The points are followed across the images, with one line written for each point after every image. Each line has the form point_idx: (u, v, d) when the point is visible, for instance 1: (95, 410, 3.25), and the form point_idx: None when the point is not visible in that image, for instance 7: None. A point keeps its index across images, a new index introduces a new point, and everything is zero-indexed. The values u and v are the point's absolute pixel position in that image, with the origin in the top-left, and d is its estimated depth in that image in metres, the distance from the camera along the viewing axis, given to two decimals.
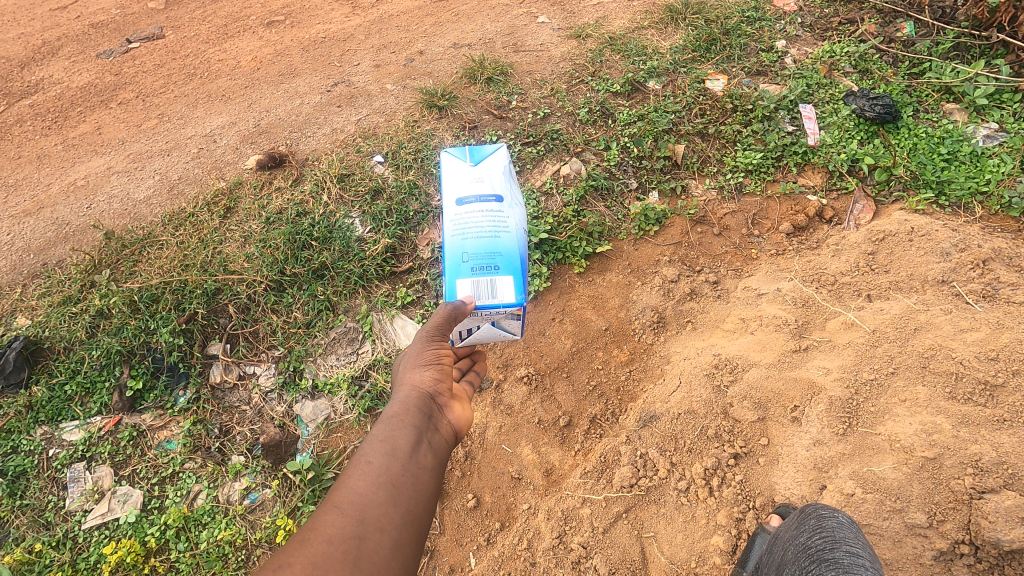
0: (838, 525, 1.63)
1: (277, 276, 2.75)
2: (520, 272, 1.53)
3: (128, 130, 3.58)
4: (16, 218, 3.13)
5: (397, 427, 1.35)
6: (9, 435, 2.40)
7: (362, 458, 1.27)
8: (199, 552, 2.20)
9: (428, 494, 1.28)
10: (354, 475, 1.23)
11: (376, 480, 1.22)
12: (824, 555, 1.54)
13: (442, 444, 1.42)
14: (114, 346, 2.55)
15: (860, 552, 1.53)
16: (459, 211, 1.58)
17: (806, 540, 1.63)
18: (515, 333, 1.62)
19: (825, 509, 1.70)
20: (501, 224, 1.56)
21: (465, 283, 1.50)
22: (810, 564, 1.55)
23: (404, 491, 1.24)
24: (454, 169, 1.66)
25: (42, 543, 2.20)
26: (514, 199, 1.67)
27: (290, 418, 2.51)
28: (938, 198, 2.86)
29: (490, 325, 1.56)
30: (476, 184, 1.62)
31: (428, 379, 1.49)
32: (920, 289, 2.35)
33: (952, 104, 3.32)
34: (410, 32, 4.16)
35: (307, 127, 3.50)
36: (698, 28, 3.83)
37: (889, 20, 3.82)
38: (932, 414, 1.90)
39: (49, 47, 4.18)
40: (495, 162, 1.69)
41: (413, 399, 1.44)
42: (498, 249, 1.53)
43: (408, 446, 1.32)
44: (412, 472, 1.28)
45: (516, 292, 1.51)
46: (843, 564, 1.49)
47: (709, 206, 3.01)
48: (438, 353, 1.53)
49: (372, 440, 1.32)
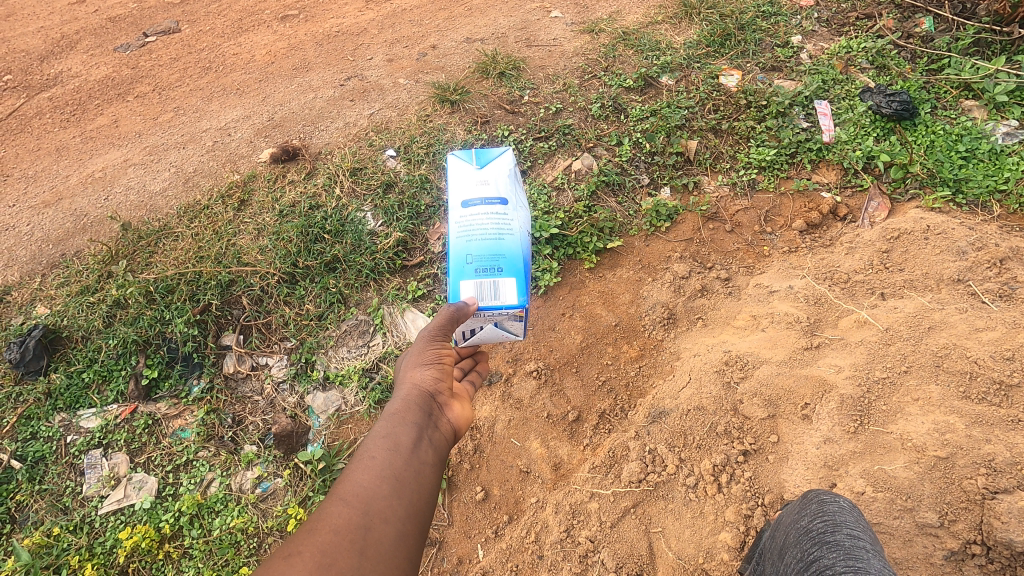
0: (839, 509, 1.60)
1: (289, 269, 2.79)
2: (522, 275, 1.54)
3: (144, 123, 3.62)
4: (36, 209, 3.19)
5: (400, 424, 1.37)
6: (29, 421, 2.46)
7: (365, 453, 1.28)
8: (212, 538, 2.24)
9: (430, 489, 1.29)
10: (358, 469, 1.24)
11: (380, 474, 1.24)
12: (826, 538, 1.50)
13: (442, 442, 1.43)
14: (131, 335, 2.59)
15: (861, 535, 1.49)
16: (464, 212, 1.59)
17: (807, 523, 1.60)
18: (518, 334, 1.63)
19: (828, 495, 1.67)
20: (505, 226, 1.57)
21: (469, 284, 1.51)
22: (813, 547, 1.50)
23: (406, 485, 1.25)
24: (460, 171, 1.67)
25: (60, 527, 2.24)
26: (519, 201, 1.68)
27: (302, 409, 2.54)
28: (955, 196, 2.82)
29: (493, 326, 1.58)
30: (481, 187, 1.63)
31: (429, 378, 1.51)
32: (935, 288, 2.33)
33: (971, 100, 3.26)
34: (423, 26, 4.17)
35: (320, 121, 3.52)
36: (712, 23, 3.80)
37: (908, 15, 3.76)
38: (945, 413, 1.88)
39: (68, 41, 4.24)
40: (500, 164, 1.70)
41: (415, 397, 1.46)
42: (502, 251, 1.54)
43: (410, 442, 1.34)
44: (415, 467, 1.30)
45: (518, 295, 1.52)
46: (844, 546, 1.44)
47: (721, 202, 2.99)
48: (439, 353, 1.55)
49: (376, 436, 1.34)
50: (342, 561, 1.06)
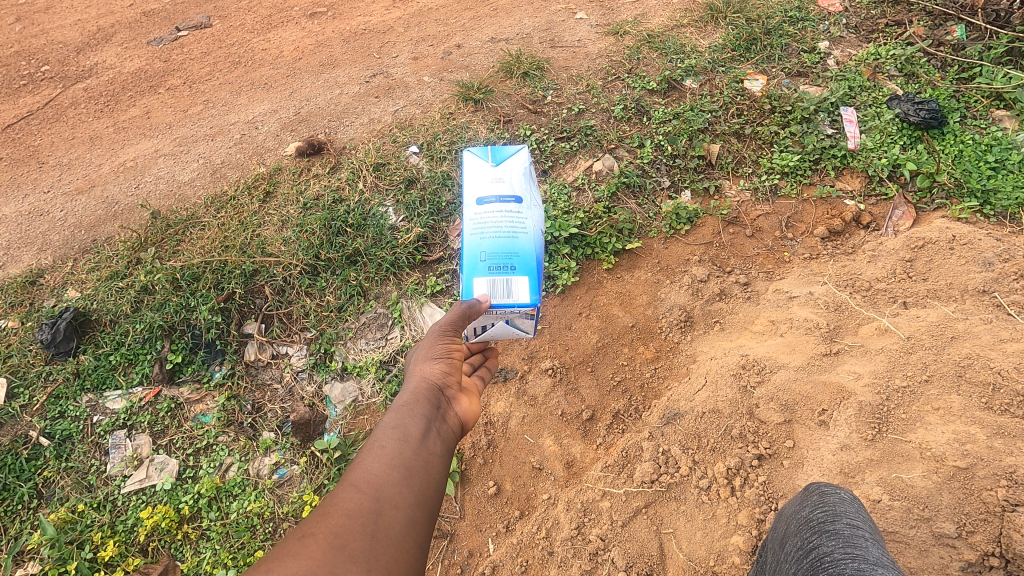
0: (840, 500, 1.59)
1: (312, 260, 2.83)
2: (535, 273, 1.56)
3: (175, 114, 3.71)
4: (69, 196, 3.29)
5: (409, 415, 1.39)
6: (58, 401, 2.55)
7: (376, 443, 1.31)
8: (229, 521, 2.27)
9: (438, 480, 1.32)
10: (368, 458, 1.27)
11: (390, 463, 1.26)
12: (826, 526, 1.49)
13: (450, 434, 1.45)
14: (157, 321, 2.66)
15: (860, 525, 1.48)
16: (478, 210, 1.61)
17: (808, 513, 1.59)
18: (528, 332, 1.64)
19: (829, 487, 1.66)
20: (519, 225, 1.58)
21: (482, 281, 1.53)
22: (813, 535, 1.50)
23: (417, 474, 1.28)
24: (475, 168, 1.69)
25: (84, 504, 2.31)
26: (533, 200, 1.70)
27: (320, 398, 2.58)
28: (983, 207, 2.76)
29: (505, 323, 1.59)
30: (496, 185, 1.65)
31: (437, 372, 1.54)
32: (959, 298, 2.31)
33: (1002, 111, 3.20)
34: (448, 26, 4.21)
35: (345, 116, 3.58)
36: (739, 27, 3.79)
37: (939, 22, 3.71)
38: (966, 424, 1.87)
39: (103, 34, 4.35)
40: (516, 161, 1.71)
41: (423, 390, 1.49)
42: (515, 249, 1.56)
43: (419, 433, 1.36)
44: (424, 457, 1.32)
45: (530, 293, 1.54)
46: (843, 534, 1.44)
47: (742, 206, 2.98)
48: (448, 348, 1.58)
49: (385, 427, 1.36)
50: (354, 543, 1.08)
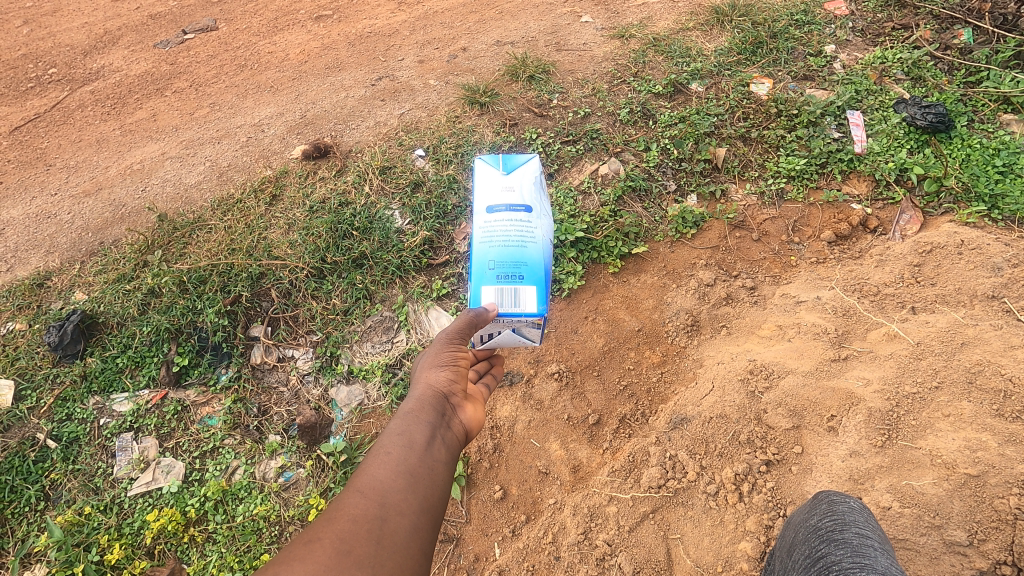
0: (849, 510, 1.58)
1: (318, 263, 2.84)
2: (543, 283, 1.55)
3: (181, 117, 3.72)
4: (77, 198, 3.30)
5: (414, 422, 1.39)
6: (65, 403, 2.55)
7: (382, 449, 1.31)
8: (235, 524, 2.28)
9: (442, 488, 1.31)
10: (374, 463, 1.26)
11: (395, 469, 1.26)
12: (834, 535, 1.49)
13: (454, 442, 1.45)
14: (164, 323, 2.67)
15: (870, 534, 1.47)
16: (487, 218, 1.61)
17: (816, 522, 1.59)
18: (534, 340, 1.64)
19: (838, 495, 1.65)
20: (528, 234, 1.59)
21: (489, 290, 1.53)
22: (821, 544, 1.49)
23: (421, 481, 1.27)
24: (485, 176, 1.69)
25: (91, 507, 2.31)
26: (543, 209, 1.69)
27: (325, 401, 2.58)
28: (991, 211, 2.74)
29: (511, 331, 1.59)
30: (506, 193, 1.65)
31: (443, 380, 1.53)
32: (968, 303, 2.29)
33: (1010, 114, 3.18)
34: (454, 29, 4.22)
35: (351, 120, 3.59)
36: (744, 31, 3.78)
37: (946, 26, 3.70)
38: (977, 430, 1.86)
39: (110, 37, 4.37)
40: (527, 171, 1.71)
41: (429, 397, 1.48)
42: (524, 258, 1.55)
43: (424, 440, 1.35)
44: (428, 464, 1.32)
45: (538, 303, 1.53)
46: (852, 543, 1.43)
47: (748, 211, 2.97)
48: (454, 355, 1.58)
49: (390, 434, 1.35)
50: (360, 548, 1.07)
